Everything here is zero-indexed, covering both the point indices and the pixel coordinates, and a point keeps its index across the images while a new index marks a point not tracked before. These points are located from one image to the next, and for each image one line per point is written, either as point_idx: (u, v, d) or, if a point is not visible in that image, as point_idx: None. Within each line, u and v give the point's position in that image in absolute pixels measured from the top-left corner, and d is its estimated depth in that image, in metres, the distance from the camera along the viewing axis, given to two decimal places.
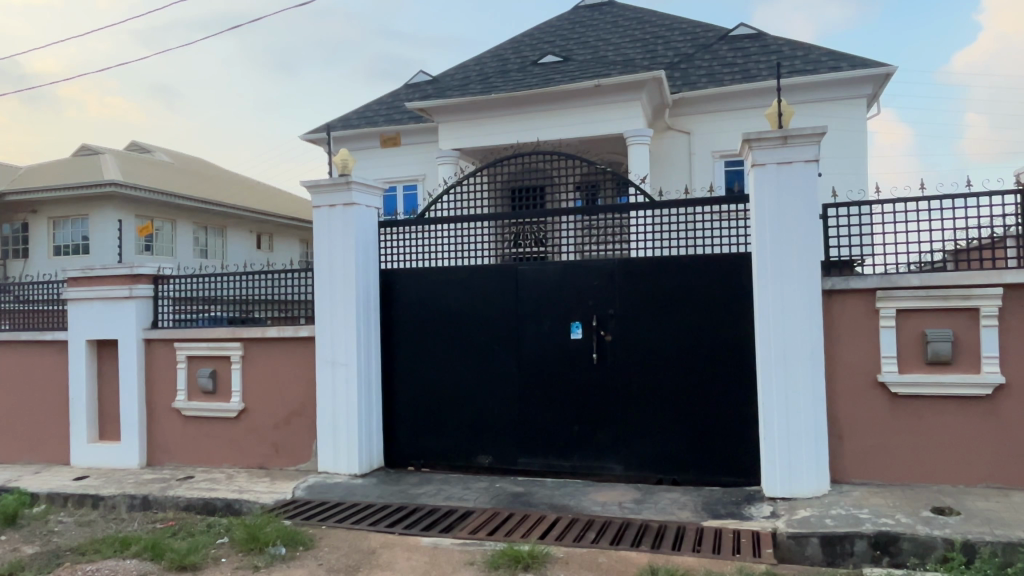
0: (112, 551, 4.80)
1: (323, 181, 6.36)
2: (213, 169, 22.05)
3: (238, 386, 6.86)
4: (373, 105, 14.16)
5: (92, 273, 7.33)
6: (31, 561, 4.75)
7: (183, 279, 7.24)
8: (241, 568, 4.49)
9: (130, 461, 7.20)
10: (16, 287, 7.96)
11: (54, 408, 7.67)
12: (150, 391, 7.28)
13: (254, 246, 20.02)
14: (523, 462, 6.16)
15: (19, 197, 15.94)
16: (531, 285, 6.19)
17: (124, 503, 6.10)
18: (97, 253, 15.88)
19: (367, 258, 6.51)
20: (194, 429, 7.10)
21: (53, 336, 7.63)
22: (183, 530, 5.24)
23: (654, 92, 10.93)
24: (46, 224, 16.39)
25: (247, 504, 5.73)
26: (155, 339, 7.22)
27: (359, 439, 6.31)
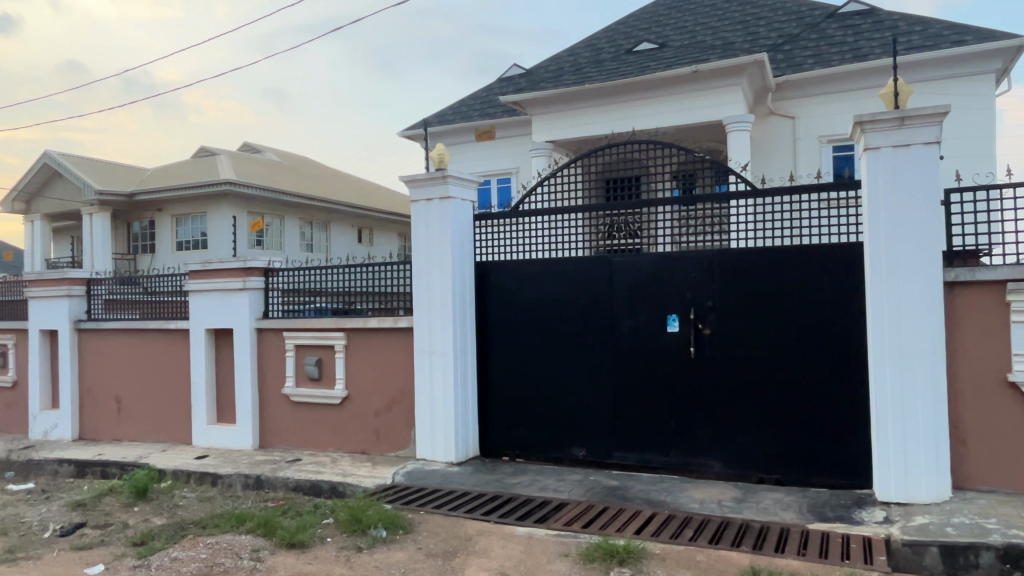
0: (229, 526, 5.13)
1: (420, 176, 6.54)
2: (317, 166, 23.09)
3: (342, 373, 7.15)
4: (467, 100, 14.35)
5: (211, 266, 7.84)
6: (160, 531, 5.14)
7: (291, 273, 7.61)
8: (345, 548, 4.68)
9: (244, 443, 7.67)
10: (145, 279, 8.62)
11: (178, 392, 8.27)
12: (262, 378, 7.71)
13: (355, 240, 20.84)
14: (618, 455, 6.10)
15: (147, 197, 17.26)
16: (626, 278, 6.10)
17: (239, 482, 6.51)
18: (214, 248, 16.94)
19: (462, 249, 6.62)
20: (302, 414, 7.46)
21: (177, 325, 8.22)
22: (293, 509, 5.54)
23: (756, 75, 10.50)
24: (170, 222, 17.65)
25: (350, 487, 5.98)
26: (266, 329, 7.63)
27: (456, 428, 6.45)
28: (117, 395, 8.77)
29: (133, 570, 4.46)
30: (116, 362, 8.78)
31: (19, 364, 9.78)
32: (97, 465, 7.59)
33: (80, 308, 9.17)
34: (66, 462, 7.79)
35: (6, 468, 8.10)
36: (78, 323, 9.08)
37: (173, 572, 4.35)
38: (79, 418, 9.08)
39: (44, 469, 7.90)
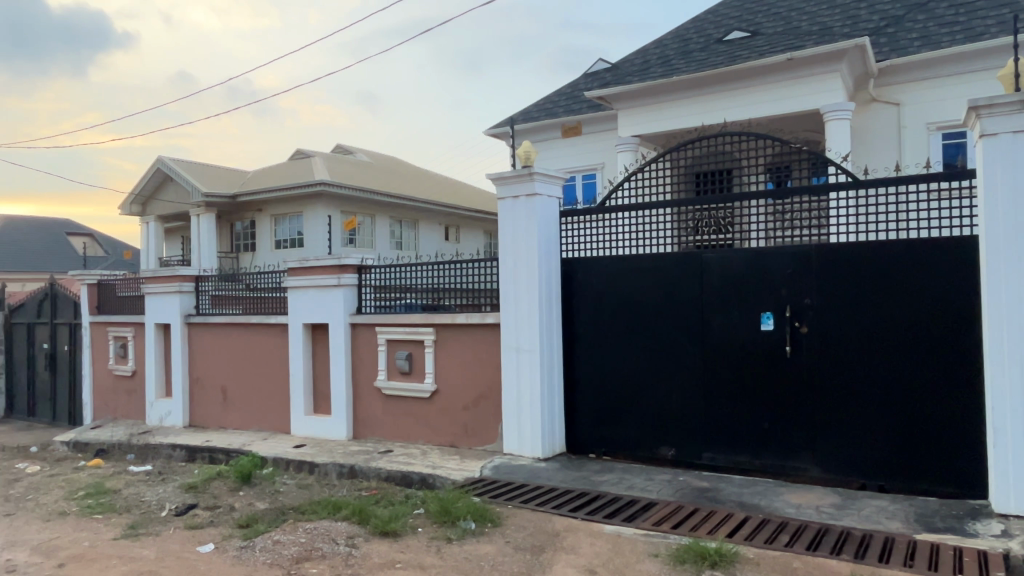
0: (327, 513, 5.36)
1: (507, 173, 6.59)
2: (406, 165, 23.67)
3: (431, 368, 7.31)
4: (553, 96, 14.34)
5: (308, 264, 8.17)
6: (263, 515, 5.42)
7: (382, 269, 7.83)
8: (436, 539, 4.79)
9: (339, 433, 7.97)
10: (247, 276, 9.10)
11: (278, 383, 8.70)
12: (356, 372, 7.98)
13: (442, 238, 21.24)
14: (709, 456, 5.95)
15: (249, 198, 18.20)
16: (717, 274, 5.93)
17: (335, 471, 6.78)
18: (310, 246, 17.67)
19: (549, 246, 6.63)
20: (393, 407, 7.69)
21: (277, 319, 8.64)
22: (385, 499, 5.71)
23: (857, 61, 9.98)
24: (269, 222, 18.55)
25: (440, 479, 6.11)
26: (359, 324, 7.90)
27: (543, 424, 6.48)
28: (223, 385, 9.30)
29: (240, 551, 4.73)
30: (222, 354, 9.31)
31: (137, 355, 10.54)
32: (206, 451, 8.08)
33: (190, 303, 9.79)
34: (179, 447, 8.34)
35: (127, 452, 8.76)
36: (188, 318, 9.68)
37: (276, 554, 4.58)
38: (189, 406, 9.69)
39: (159, 453, 8.49)
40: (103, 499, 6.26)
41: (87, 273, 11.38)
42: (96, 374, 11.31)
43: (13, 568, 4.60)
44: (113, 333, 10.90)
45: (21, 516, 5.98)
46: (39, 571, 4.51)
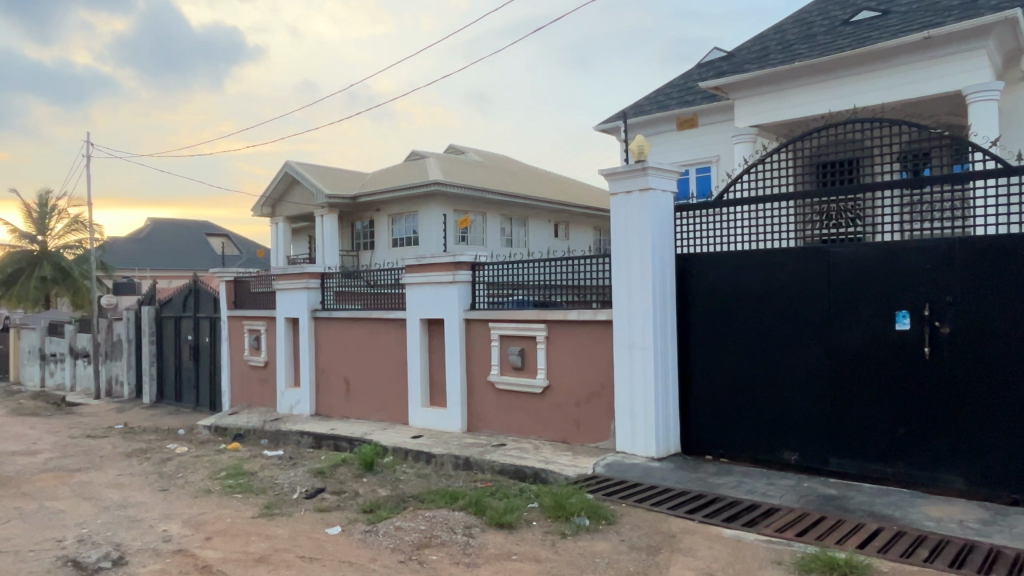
0: (444, 502, 5.53)
1: (620, 169, 6.51)
2: (516, 164, 23.93)
3: (543, 364, 7.36)
4: (664, 89, 14.03)
5: (424, 261, 8.43)
6: (385, 502, 5.67)
7: (495, 267, 7.96)
8: (551, 533, 4.83)
9: (454, 425, 8.20)
10: (367, 274, 9.53)
11: (396, 376, 9.06)
12: (470, 366, 8.17)
13: (552, 235, 21.31)
14: (836, 463, 5.63)
15: (368, 199, 19.03)
16: (845, 270, 5.60)
17: (450, 462, 6.98)
18: (425, 244, 18.25)
19: (663, 242, 6.50)
20: (506, 402, 7.82)
21: (396, 315, 9.00)
22: (500, 491, 5.82)
23: (1006, 35, 9.10)
24: (387, 221, 19.33)
25: (553, 475, 6.16)
26: (473, 320, 8.08)
27: (657, 423, 6.37)
28: (345, 377, 9.80)
29: (364, 534, 4.98)
30: (345, 347, 9.81)
31: (268, 347, 11.29)
32: (331, 438, 8.55)
33: (317, 299, 10.38)
34: (307, 434, 8.87)
35: (261, 437, 9.42)
36: (315, 312, 10.27)
37: (398, 539, 4.78)
38: (315, 396, 10.28)
39: (289, 438, 9.07)
40: (242, 480, 6.76)
41: (225, 270, 12.32)
42: (233, 364, 12.23)
43: (168, 538, 5.07)
44: (248, 327, 11.74)
45: (173, 491, 6.57)
46: (190, 542, 4.94)
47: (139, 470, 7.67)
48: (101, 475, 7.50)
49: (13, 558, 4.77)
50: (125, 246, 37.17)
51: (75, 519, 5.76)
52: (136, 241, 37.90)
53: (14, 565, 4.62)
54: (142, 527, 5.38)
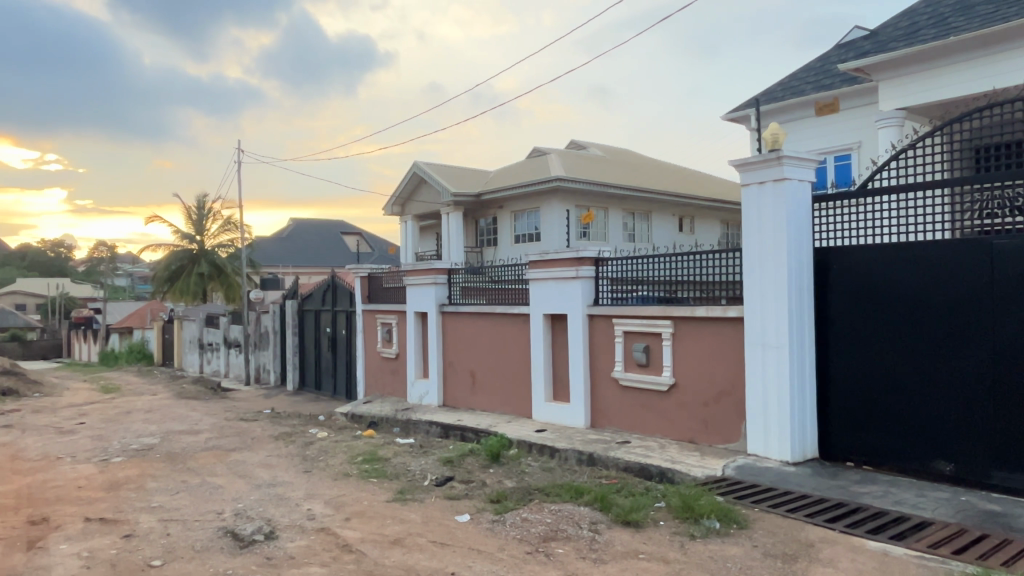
0: (570, 497, 5.56)
1: (751, 159, 6.24)
2: (639, 157, 23.53)
3: (669, 361, 7.20)
4: (799, 73, 13.28)
5: (548, 257, 8.48)
6: (512, 493, 5.78)
7: (618, 262, 7.87)
8: (679, 534, 4.72)
9: (577, 420, 8.21)
10: (491, 270, 9.74)
11: (520, 370, 9.20)
12: (593, 362, 8.15)
13: (677, 230, 20.78)
14: (999, 476, 5.10)
15: (491, 196, 19.41)
16: (1010, 264, 5.05)
17: (574, 457, 7.00)
18: (547, 240, 18.37)
19: (799, 236, 6.17)
20: (630, 399, 7.72)
21: (520, 310, 9.12)
22: (626, 488, 5.77)
23: None
24: (509, 218, 19.62)
25: (680, 475, 6.02)
26: (597, 315, 8.04)
27: (792, 426, 6.06)
28: (471, 369, 10.06)
29: (492, 524, 5.10)
30: (470, 341, 10.07)
31: (399, 339, 11.81)
32: (458, 429, 8.82)
33: (444, 294, 10.72)
34: (435, 424, 9.21)
35: (393, 425, 9.88)
36: (442, 307, 10.62)
37: (524, 530, 4.86)
38: (443, 387, 10.63)
39: (419, 427, 9.46)
40: (377, 465, 7.13)
41: (360, 266, 13.00)
42: (367, 355, 12.90)
43: (313, 516, 5.44)
44: (381, 320, 12.33)
45: (315, 473, 7.04)
46: (332, 522, 5.27)
47: (286, 452, 8.28)
48: (253, 455, 8.17)
49: (182, 527, 5.30)
50: (271, 245, 40.16)
51: (232, 494, 6.31)
52: (280, 240, 40.84)
53: (184, 533, 5.13)
54: (290, 505, 5.80)
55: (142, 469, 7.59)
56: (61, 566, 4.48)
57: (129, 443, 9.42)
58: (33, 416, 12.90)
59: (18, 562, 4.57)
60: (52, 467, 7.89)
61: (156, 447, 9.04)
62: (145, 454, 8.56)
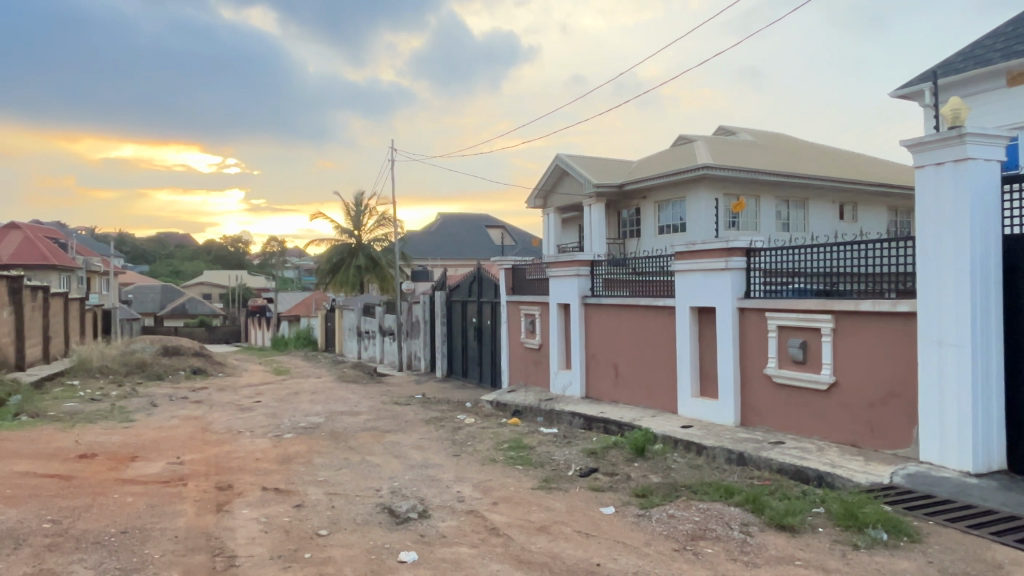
0: (719, 496, 5.37)
1: (927, 138, 5.68)
2: (794, 141, 22.14)
3: (828, 358, 6.74)
4: (984, 40, 11.86)
5: (695, 248, 8.22)
6: (657, 488, 5.68)
7: (771, 253, 7.46)
8: (840, 542, 4.42)
9: (726, 418, 7.91)
10: (633, 261, 9.63)
11: (665, 363, 9.00)
12: (744, 358, 7.80)
13: (836, 218, 19.35)
14: None
15: (635, 186, 19.08)
16: None
17: (723, 455, 6.75)
18: (693, 231, 17.79)
19: (986, 221, 5.54)
20: (785, 397, 7.31)
21: (665, 302, 8.93)
22: (780, 491, 5.49)
23: None
24: (653, 208, 19.18)
25: (841, 479, 5.62)
26: (748, 309, 7.69)
27: (974, 433, 5.46)
28: (614, 362, 9.99)
29: (637, 518, 5.05)
30: (614, 333, 9.99)
31: (542, 330, 11.96)
32: (601, 421, 8.81)
33: (586, 286, 10.72)
34: (578, 415, 9.25)
35: (537, 414, 10.05)
36: (585, 299, 10.61)
37: (671, 527, 4.77)
38: (586, 378, 10.64)
39: (563, 418, 9.55)
40: (522, 453, 7.29)
41: (504, 259, 13.31)
42: (511, 345, 13.19)
43: (462, 499, 5.66)
44: (524, 311, 12.54)
45: (464, 457, 7.32)
46: (480, 505, 5.45)
47: (436, 435, 8.68)
48: (407, 437, 8.64)
49: (345, 500, 5.72)
50: (421, 239, 42.10)
51: (388, 473, 6.71)
52: (429, 234, 42.69)
53: (346, 507, 5.53)
54: (440, 486, 6.08)
55: (309, 445, 8.26)
56: (244, 528, 4.99)
57: (299, 421, 10.29)
58: (219, 393, 14.44)
59: (209, 522, 5.14)
60: (235, 439, 8.80)
61: (321, 425, 9.81)
62: (312, 431, 9.31)
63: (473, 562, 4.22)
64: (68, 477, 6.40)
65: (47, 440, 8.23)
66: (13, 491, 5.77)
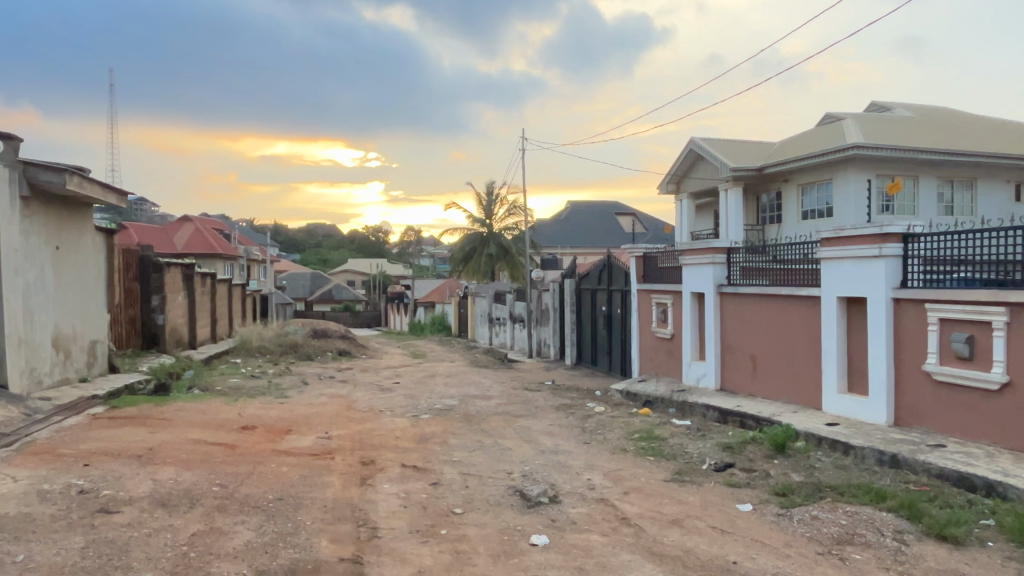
0: (869, 500, 5.01)
1: None
2: (960, 114, 20.04)
3: (1001, 355, 6.07)
4: None
5: (844, 233, 7.69)
6: (799, 488, 5.39)
7: (931, 239, 6.81)
8: (1015, 560, 3.98)
9: (877, 417, 7.35)
10: (773, 248, 9.16)
11: (808, 357, 8.49)
12: (899, 352, 7.20)
13: (1011, 199, 17.34)
14: None
15: (776, 169, 18.08)
16: None
17: (874, 457, 6.28)
18: (841, 216, 16.61)
19: None
20: (947, 397, 6.67)
21: (809, 292, 8.42)
22: (941, 498, 5.03)
23: None
24: (795, 192, 18.09)
25: (1015, 490, 5.04)
26: (904, 300, 7.09)
27: None
28: (752, 354, 9.56)
29: (777, 517, 4.82)
30: (752, 323, 9.56)
31: (675, 320, 11.67)
32: (738, 415, 8.48)
33: (722, 274, 10.33)
34: (712, 408, 8.96)
35: (669, 405, 9.84)
36: (720, 288, 10.23)
37: (815, 529, 4.52)
38: (721, 371, 10.27)
39: (696, 410, 9.28)
40: (654, 444, 7.16)
41: (636, 246, 13.12)
42: (642, 334, 12.99)
43: (592, 486, 5.65)
44: (656, 300, 12.29)
45: (594, 445, 7.30)
46: (611, 494, 5.42)
47: (566, 422, 8.73)
48: (537, 423, 8.75)
49: (478, 481, 5.89)
50: (551, 227, 42.38)
51: (520, 457, 6.84)
52: (559, 222, 42.85)
53: (480, 487, 5.70)
54: (571, 473, 6.11)
55: (444, 426, 8.59)
56: (385, 502, 5.27)
57: (434, 403, 10.74)
58: (362, 374, 15.35)
59: (354, 495, 5.48)
60: (376, 418, 9.31)
61: (456, 408, 10.16)
62: (447, 413, 9.66)
63: (604, 550, 4.21)
64: (233, 446, 7.06)
65: (215, 412, 9.12)
66: (188, 455, 6.46)
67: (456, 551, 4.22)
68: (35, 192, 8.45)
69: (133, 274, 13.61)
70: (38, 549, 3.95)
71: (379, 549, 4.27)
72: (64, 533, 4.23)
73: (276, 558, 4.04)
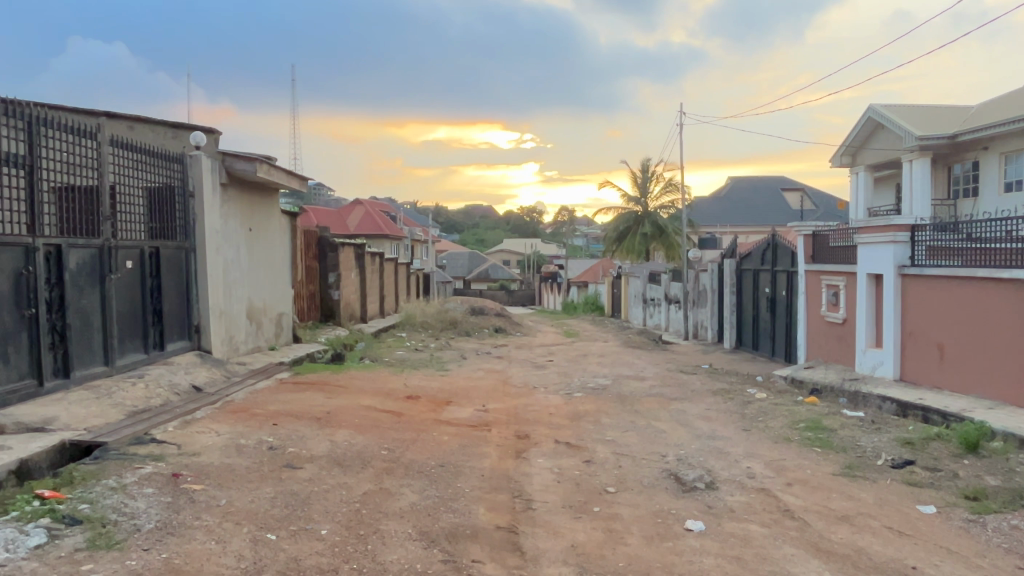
0: None
1: None
2: None
3: None
4: None
5: None
6: (996, 493, 4.81)
7: None
8: None
9: None
10: (968, 225, 8.19)
11: (1010, 347, 7.52)
12: None
13: None
14: None
15: (972, 136, 16.05)
16: None
17: None
18: None
19: None
20: None
21: (1012, 274, 7.43)
22: None
23: None
24: (996, 160, 15.96)
25: None
26: None
27: None
28: (938, 342, 8.63)
29: (966, 523, 4.34)
30: (940, 308, 8.61)
31: (847, 304, 10.81)
32: (920, 409, 7.72)
33: (904, 254, 9.39)
34: (890, 400, 8.22)
35: (839, 395, 9.16)
36: (902, 269, 9.31)
37: (1014, 541, 4.03)
38: (901, 359, 9.37)
39: (870, 401, 8.55)
40: (822, 435, 6.71)
41: (804, 224, 12.29)
42: (809, 318, 12.18)
43: (752, 475, 5.42)
44: (827, 282, 11.44)
45: (754, 433, 6.98)
46: (773, 484, 5.17)
47: (724, 408, 8.41)
48: (694, 406, 8.52)
49: (631, 462, 5.85)
50: (710, 206, 40.72)
51: (675, 440, 6.70)
52: (719, 199, 41.03)
53: (633, 468, 5.66)
54: (729, 460, 5.89)
55: (597, 405, 8.61)
56: (539, 476, 5.40)
57: (587, 381, 10.78)
58: (517, 351, 15.74)
59: (510, 467, 5.65)
60: (531, 394, 9.52)
61: (609, 388, 10.13)
62: (600, 393, 9.66)
63: (764, 542, 4.03)
64: (399, 414, 7.54)
65: (384, 381, 9.79)
66: (360, 420, 6.99)
67: (609, 529, 4.24)
68: (232, 179, 9.45)
69: (313, 253, 14.90)
70: (236, 496, 4.47)
71: (534, 521, 4.38)
72: (257, 483, 4.76)
73: (437, 521, 4.28)
